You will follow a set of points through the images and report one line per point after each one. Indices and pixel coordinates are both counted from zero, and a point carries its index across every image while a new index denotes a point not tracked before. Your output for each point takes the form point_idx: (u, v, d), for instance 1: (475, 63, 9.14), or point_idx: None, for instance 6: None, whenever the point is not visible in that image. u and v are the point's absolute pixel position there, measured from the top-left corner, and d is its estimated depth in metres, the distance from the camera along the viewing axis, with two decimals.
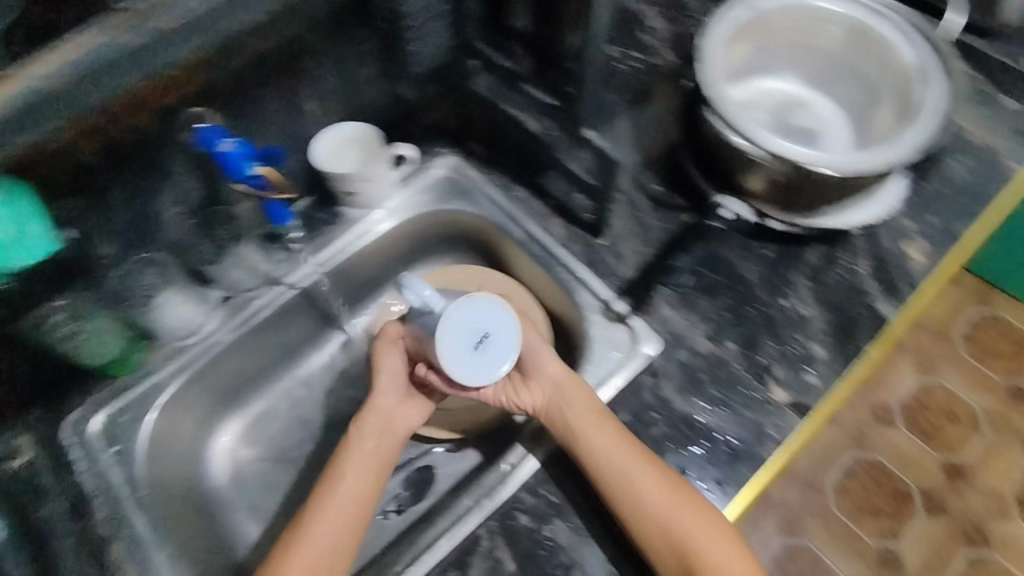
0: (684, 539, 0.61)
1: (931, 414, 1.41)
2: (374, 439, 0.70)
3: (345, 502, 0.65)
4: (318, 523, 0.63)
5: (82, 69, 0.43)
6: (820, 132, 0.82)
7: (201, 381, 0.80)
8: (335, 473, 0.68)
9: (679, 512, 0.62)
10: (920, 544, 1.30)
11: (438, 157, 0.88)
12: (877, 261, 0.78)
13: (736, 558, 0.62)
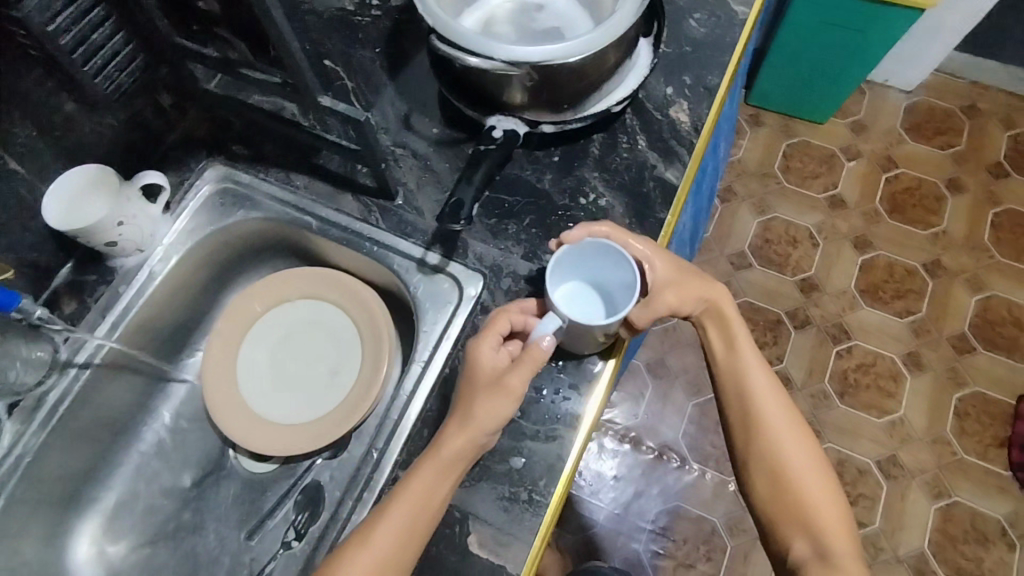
0: (753, 405, 0.70)
1: (777, 245, 1.56)
2: (477, 424, 0.60)
3: (419, 507, 0.58)
4: (395, 523, 0.58)
5: None
6: (567, 27, 0.83)
7: (22, 500, 0.71)
8: (429, 467, 0.60)
9: (770, 377, 0.71)
10: (800, 358, 1.46)
11: (202, 172, 0.83)
12: (649, 133, 0.82)
13: (795, 428, 0.69)
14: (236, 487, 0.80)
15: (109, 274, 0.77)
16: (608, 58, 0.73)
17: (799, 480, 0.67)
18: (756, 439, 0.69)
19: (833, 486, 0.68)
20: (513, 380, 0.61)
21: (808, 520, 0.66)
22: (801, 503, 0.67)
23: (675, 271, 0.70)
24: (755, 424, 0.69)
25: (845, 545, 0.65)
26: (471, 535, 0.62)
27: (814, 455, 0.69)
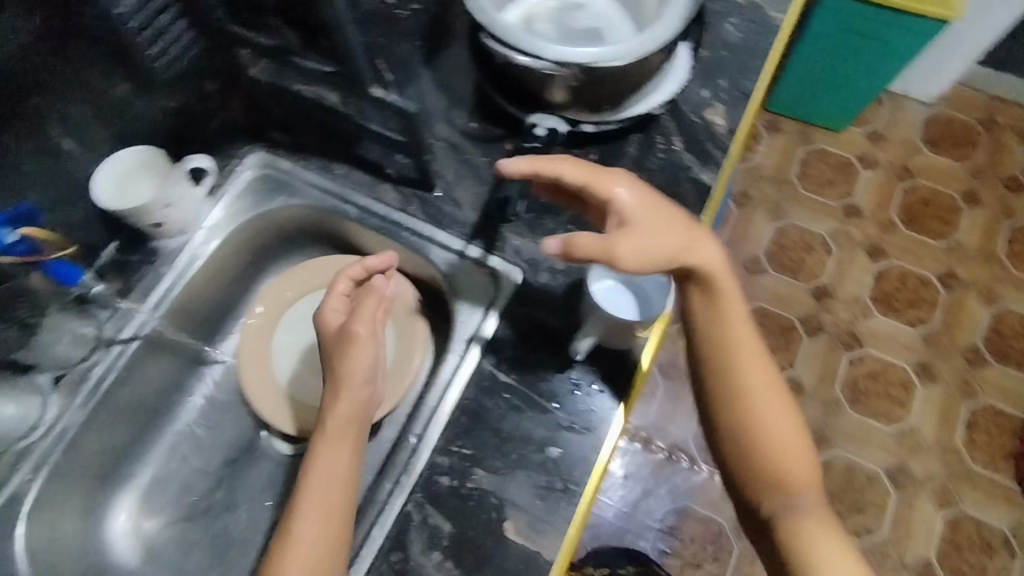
0: (730, 374, 0.64)
1: (791, 251, 1.56)
2: (347, 413, 0.64)
3: (336, 481, 0.60)
4: (326, 502, 0.59)
5: None
6: (605, 27, 0.84)
7: (65, 473, 0.72)
8: (319, 456, 0.62)
9: (752, 334, 0.65)
10: (811, 363, 1.47)
11: (243, 159, 0.84)
12: (686, 134, 0.83)
13: (772, 386, 0.64)
14: (269, 467, 0.82)
15: (153, 255, 0.79)
16: (649, 63, 0.74)
17: (772, 444, 0.62)
18: (739, 405, 0.63)
19: (807, 446, 0.64)
20: (353, 383, 0.65)
21: (779, 486, 0.61)
22: (773, 470, 0.62)
23: (646, 204, 0.62)
24: (735, 392, 0.63)
25: (823, 514, 0.60)
26: (508, 522, 0.64)
27: (791, 419, 0.64)
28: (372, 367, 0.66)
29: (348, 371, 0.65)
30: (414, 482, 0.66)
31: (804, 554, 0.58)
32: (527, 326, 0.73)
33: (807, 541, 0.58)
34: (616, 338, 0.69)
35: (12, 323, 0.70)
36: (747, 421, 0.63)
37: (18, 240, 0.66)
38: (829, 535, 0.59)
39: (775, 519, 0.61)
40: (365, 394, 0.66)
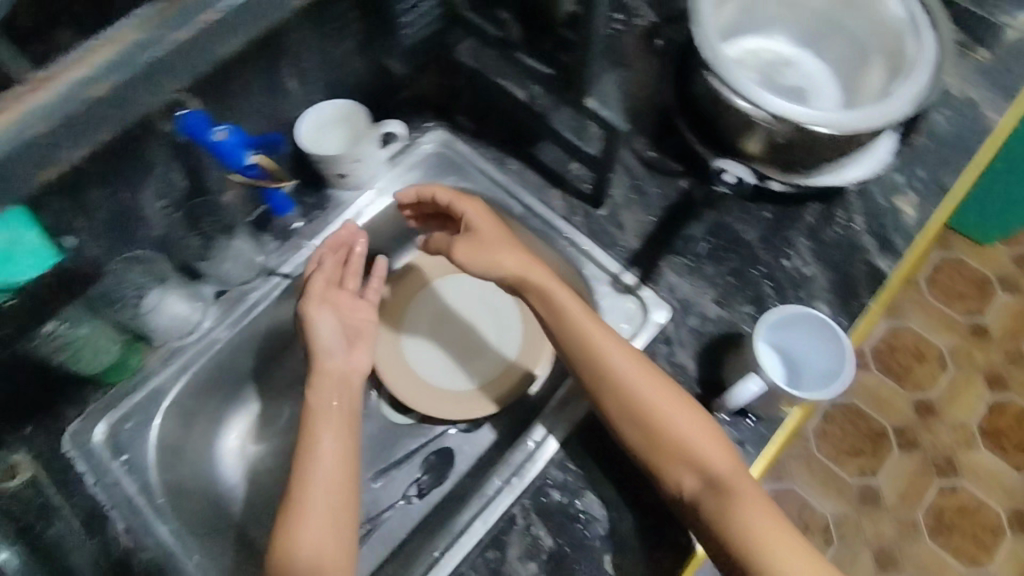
0: (606, 362, 0.66)
1: (900, 354, 1.46)
2: (332, 406, 0.68)
3: (332, 470, 0.63)
4: (329, 493, 0.62)
5: (40, 131, 0.34)
6: (810, 90, 0.81)
7: (204, 380, 0.77)
8: (310, 450, 0.64)
9: (599, 327, 0.68)
10: (896, 478, 1.36)
11: (426, 133, 0.86)
12: (870, 216, 0.80)
13: (648, 377, 0.66)
14: (374, 428, 0.85)
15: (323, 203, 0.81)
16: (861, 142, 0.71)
17: (682, 433, 0.63)
18: (624, 391, 0.65)
19: (727, 447, 0.64)
20: (328, 359, 0.71)
21: (699, 456, 0.62)
22: (685, 449, 0.63)
23: (493, 224, 0.74)
24: (607, 373, 0.66)
25: (754, 491, 0.62)
26: (609, 555, 0.64)
27: (692, 406, 0.65)
28: (338, 334, 0.73)
29: (350, 351, 0.74)
30: (522, 489, 0.67)
31: (736, 526, 0.60)
32: (667, 365, 0.72)
33: (734, 506, 0.60)
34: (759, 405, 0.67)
35: (196, 234, 0.75)
36: (627, 415, 0.65)
37: (254, 164, 0.69)
38: (760, 510, 0.61)
39: (710, 483, 0.62)
40: (342, 366, 0.72)
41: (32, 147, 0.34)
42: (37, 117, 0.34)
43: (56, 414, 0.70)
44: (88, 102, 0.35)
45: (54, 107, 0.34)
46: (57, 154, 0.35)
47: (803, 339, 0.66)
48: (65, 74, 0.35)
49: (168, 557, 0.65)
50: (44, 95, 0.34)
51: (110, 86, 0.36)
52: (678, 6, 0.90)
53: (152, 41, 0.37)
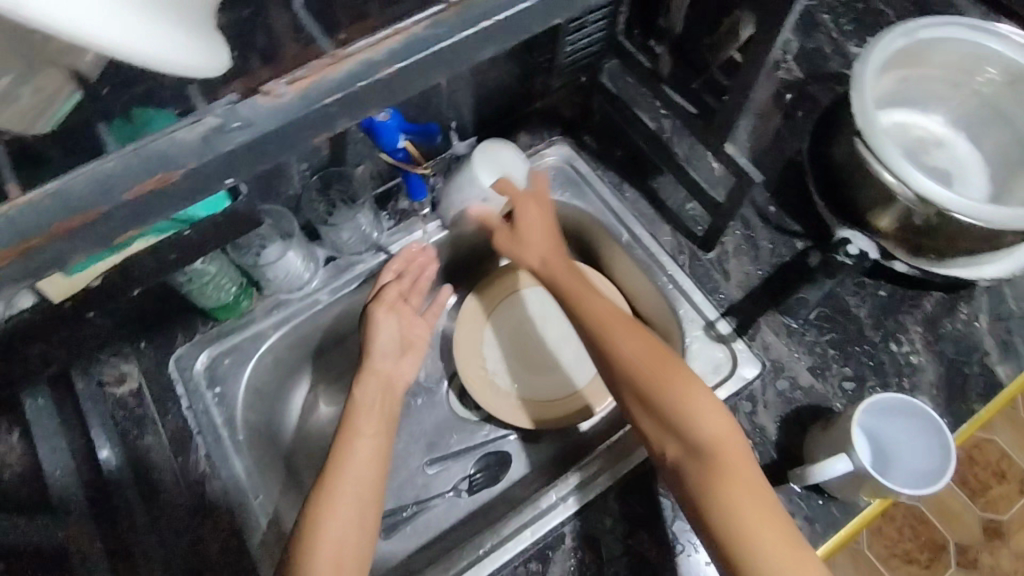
0: (602, 332, 0.65)
1: (979, 469, 1.20)
2: (375, 406, 0.70)
3: (368, 460, 0.65)
4: (360, 484, 0.63)
5: (231, 146, 0.30)
6: (958, 174, 0.78)
7: (300, 336, 0.81)
8: (349, 443, 0.66)
9: (610, 308, 0.66)
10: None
11: (551, 145, 0.87)
12: (995, 317, 0.76)
13: (676, 370, 0.61)
14: (438, 416, 0.87)
15: (443, 193, 0.83)
16: (1006, 241, 0.68)
17: (688, 405, 0.59)
18: (626, 363, 0.62)
19: (732, 427, 0.58)
20: (381, 360, 0.75)
21: (693, 429, 0.58)
22: (681, 417, 0.58)
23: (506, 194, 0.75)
24: (603, 345, 0.64)
25: (740, 456, 0.57)
26: None
27: (697, 382, 0.60)
28: (395, 341, 0.77)
29: (401, 359, 0.76)
30: (576, 512, 0.67)
31: (716, 494, 0.55)
32: (747, 423, 0.70)
33: (713, 476, 0.56)
34: (838, 488, 0.65)
35: (324, 199, 0.78)
36: (660, 417, 0.59)
37: (402, 148, 0.74)
38: (744, 489, 0.55)
39: (693, 454, 0.58)
40: (392, 370, 0.75)
41: (310, 120, 0.31)
42: (325, 91, 0.31)
43: (168, 335, 0.75)
44: (376, 83, 0.32)
45: (344, 84, 0.32)
46: (330, 124, 0.33)
47: (904, 429, 0.63)
48: (346, 66, 0.32)
49: (236, 489, 0.69)
50: (271, 102, 0.31)
51: (396, 70, 0.32)
52: (829, 67, 0.89)
53: (427, 36, 0.32)
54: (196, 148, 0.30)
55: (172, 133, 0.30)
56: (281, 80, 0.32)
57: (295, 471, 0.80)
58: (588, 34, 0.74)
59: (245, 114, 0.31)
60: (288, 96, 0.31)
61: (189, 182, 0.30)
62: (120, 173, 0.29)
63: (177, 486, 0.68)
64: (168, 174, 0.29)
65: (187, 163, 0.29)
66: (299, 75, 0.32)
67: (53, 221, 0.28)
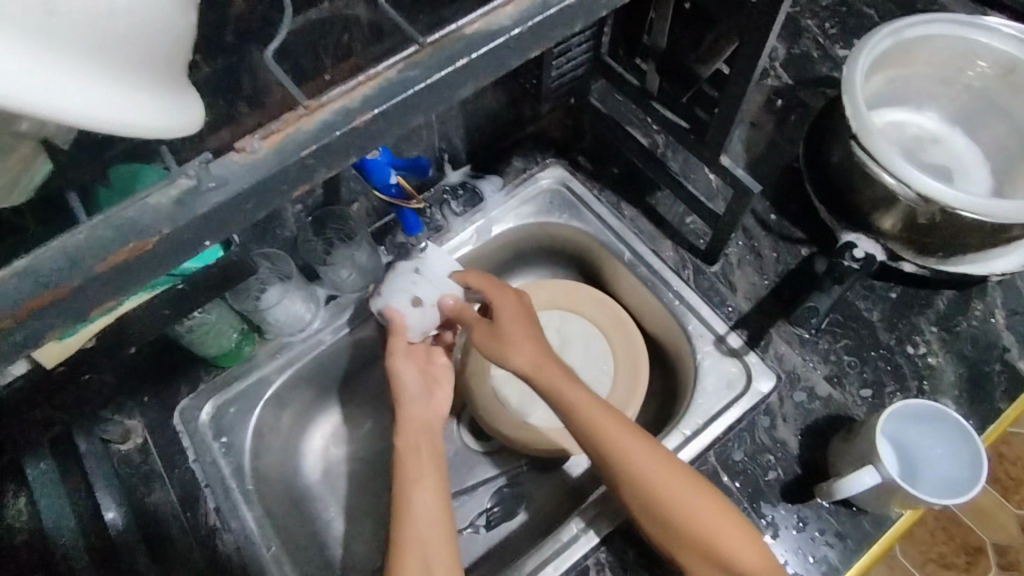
0: (627, 463, 0.62)
1: (1011, 465, 1.14)
2: (420, 445, 0.69)
3: (433, 525, 0.62)
4: (432, 529, 0.62)
5: (203, 208, 0.31)
6: (957, 170, 0.77)
7: (304, 378, 0.79)
8: (417, 488, 0.65)
9: (630, 431, 0.64)
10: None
11: (545, 168, 0.85)
12: (1013, 312, 0.74)
13: (688, 484, 0.60)
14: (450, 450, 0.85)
15: (439, 226, 0.83)
16: (1013, 235, 0.67)
17: (725, 540, 0.58)
18: (653, 495, 0.60)
19: (768, 558, 0.57)
20: (410, 406, 0.71)
21: (731, 564, 0.57)
22: (718, 552, 0.58)
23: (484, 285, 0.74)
24: (629, 476, 0.62)
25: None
26: None
27: (728, 514, 0.59)
28: (419, 382, 0.73)
29: (432, 398, 0.73)
30: (597, 543, 0.65)
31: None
32: (766, 438, 0.68)
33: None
34: (868, 501, 0.62)
35: (321, 238, 0.77)
36: (687, 541, 0.59)
37: (395, 184, 0.74)
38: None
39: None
40: (424, 412, 0.72)
41: (299, 162, 0.32)
42: (302, 143, 0.32)
43: (172, 388, 0.74)
44: (347, 132, 0.33)
45: (319, 135, 0.32)
46: (306, 173, 0.33)
47: (926, 437, 0.61)
48: (324, 114, 0.33)
49: (248, 544, 0.67)
50: (243, 160, 0.32)
51: (372, 115, 0.33)
52: (817, 72, 0.89)
53: (406, 80, 0.34)
54: (169, 213, 0.30)
55: (145, 198, 0.31)
56: (259, 133, 0.33)
57: (307, 518, 0.77)
58: (573, 58, 0.75)
59: (218, 174, 0.31)
60: (262, 151, 0.32)
61: (163, 248, 0.30)
62: (90, 247, 0.29)
63: (185, 541, 0.67)
64: (141, 242, 0.30)
65: (162, 229, 0.30)
66: (273, 128, 0.33)
67: (29, 298, 0.28)
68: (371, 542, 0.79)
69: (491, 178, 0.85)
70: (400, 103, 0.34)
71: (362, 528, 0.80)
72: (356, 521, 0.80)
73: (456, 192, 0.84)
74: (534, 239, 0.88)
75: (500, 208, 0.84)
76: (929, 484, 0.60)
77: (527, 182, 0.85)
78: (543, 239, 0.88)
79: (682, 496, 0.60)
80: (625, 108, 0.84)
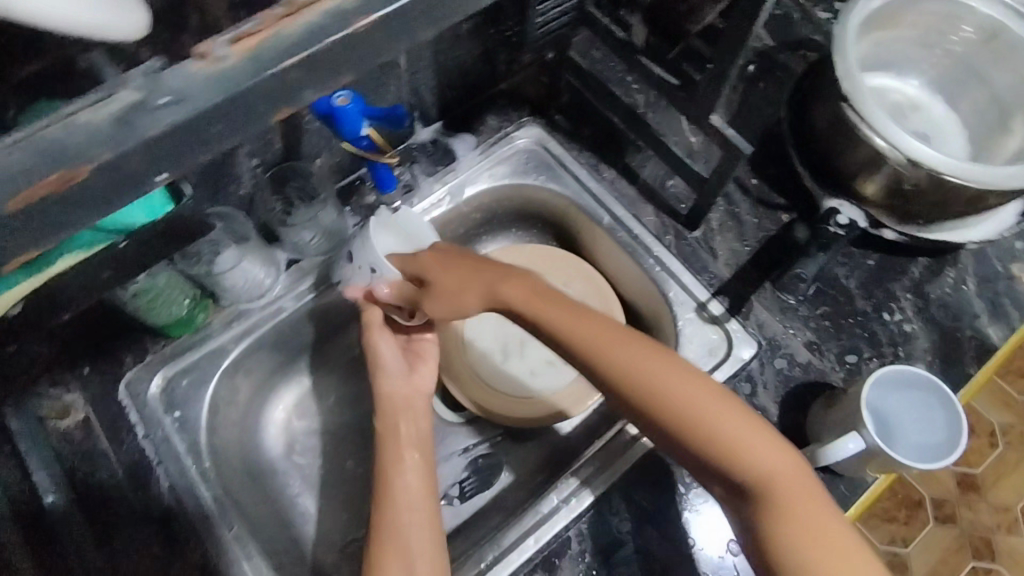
0: (617, 367, 0.55)
1: None
2: (404, 429, 0.65)
3: (419, 494, 0.60)
4: (413, 515, 0.59)
5: (154, 129, 0.26)
6: (936, 135, 0.77)
7: (265, 348, 0.74)
8: (395, 468, 0.62)
9: (614, 333, 0.57)
10: (926, 557, 1.09)
11: (521, 127, 0.81)
12: (982, 280, 0.75)
13: (679, 375, 0.54)
14: None
15: (409, 184, 0.78)
16: (991, 203, 0.67)
17: (737, 441, 0.52)
18: (652, 398, 0.54)
19: (793, 458, 0.52)
20: (390, 382, 0.67)
21: (739, 466, 0.51)
22: (729, 453, 0.52)
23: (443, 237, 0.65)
24: (609, 369, 0.55)
25: (805, 496, 0.50)
26: None
27: (739, 411, 0.53)
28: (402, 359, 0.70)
29: (413, 373, 0.69)
30: (579, 514, 0.64)
31: (785, 542, 0.49)
32: (747, 406, 0.68)
33: (778, 520, 0.49)
34: (846, 466, 0.62)
35: (280, 197, 0.71)
36: (691, 438, 0.53)
37: (365, 136, 0.67)
38: (817, 533, 0.49)
39: (745, 495, 0.52)
40: (406, 389, 0.68)
41: (263, 89, 0.27)
42: (284, 51, 0.27)
43: (115, 359, 0.67)
44: (346, 39, 0.28)
45: (306, 42, 0.28)
46: (287, 103, 0.29)
47: (907, 404, 0.62)
48: (320, 12, 0.28)
49: (207, 525, 0.63)
50: (206, 69, 0.27)
51: (373, 21, 0.28)
52: (799, 33, 0.86)
53: None
54: (110, 135, 0.25)
55: (77, 116, 0.26)
56: (227, 33, 0.28)
57: (270, 493, 0.73)
58: (559, 4, 0.69)
59: (171, 86, 0.27)
60: (231, 58, 0.27)
61: (103, 181, 0.26)
62: (4, 176, 0.24)
63: (135, 523, 0.62)
64: (74, 171, 0.25)
65: (100, 156, 0.25)
66: (246, 31, 0.28)
67: None
68: (340, 519, 0.75)
69: (464, 135, 0.80)
70: (399, 13, 0.29)
71: (328, 504, 0.75)
72: (321, 498, 0.75)
73: (426, 149, 0.80)
74: (511, 201, 0.83)
75: (471, 167, 0.79)
76: (913, 453, 0.59)
77: (500, 138, 0.80)
78: (518, 203, 0.83)
79: (677, 388, 0.54)
80: (603, 64, 0.81)
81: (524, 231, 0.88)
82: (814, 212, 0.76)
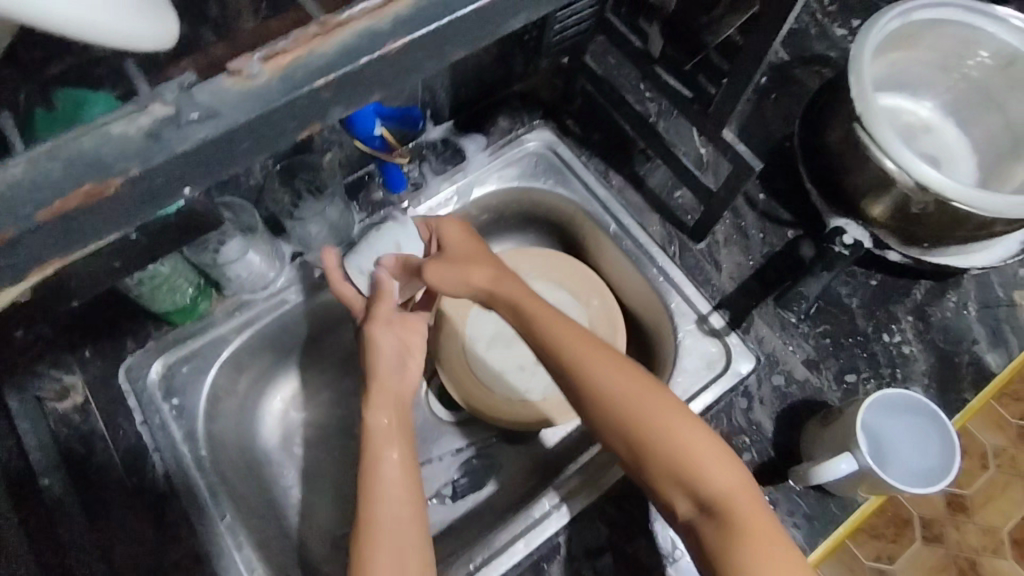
0: (591, 375, 0.57)
1: None
2: (391, 424, 0.65)
3: (402, 489, 0.60)
4: (398, 510, 0.59)
5: (184, 145, 0.26)
6: (945, 160, 0.77)
7: (265, 339, 0.74)
8: (374, 464, 0.62)
9: (590, 342, 0.59)
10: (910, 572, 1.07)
11: (532, 130, 0.81)
12: (983, 306, 0.75)
13: (647, 389, 0.57)
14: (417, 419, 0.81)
15: (417, 182, 0.78)
16: (997, 231, 0.68)
17: (697, 458, 0.54)
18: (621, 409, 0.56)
19: (748, 480, 0.54)
20: (385, 373, 0.67)
21: (700, 482, 0.53)
22: (693, 470, 0.53)
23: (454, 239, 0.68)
24: (582, 377, 0.57)
25: (758, 514, 0.52)
26: None
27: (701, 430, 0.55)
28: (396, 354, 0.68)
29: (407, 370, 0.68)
30: (570, 520, 0.64)
31: (741, 560, 0.50)
32: (743, 420, 0.68)
33: (731, 535, 0.51)
34: (836, 485, 0.63)
35: (288, 189, 0.71)
36: (653, 450, 0.54)
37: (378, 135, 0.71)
38: (766, 551, 0.50)
39: (702, 508, 0.53)
40: (397, 384, 0.67)
41: (296, 104, 0.28)
42: (317, 69, 0.27)
43: (116, 343, 0.68)
44: (379, 59, 0.28)
45: (339, 61, 0.28)
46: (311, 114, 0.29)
47: (900, 427, 0.62)
48: (354, 32, 0.28)
49: (200, 512, 0.63)
50: (240, 84, 0.27)
51: (407, 42, 0.29)
52: (813, 50, 0.86)
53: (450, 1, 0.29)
54: (140, 147, 0.26)
55: (107, 126, 0.26)
56: (264, 46, 0.28)
57: (264, 483, 0.73)
58: (578, 11, 0.69)
59: (202, 99, 0.27)
60: (263, 75, 0.27)
61: (128, 194, 0.26)
62: (26, 180, 0.25)
63: (130, 508, 0.62)
64: (102, 183, 0.25)
65: (130, 169, 0.25)
66: (280, 48, 0.28)
67: None
68: (332, 512, 0.75)
69: (475, 136, 0.80)
70: (432, 32, 0.29)
71: (320, 496, 0.76)
72: (313, 490, 0.76)
73: (436, 148, 0.79)
74: (518, 203, 0.83)
75: (479, 168, 0.79)
76: (903, 476, 0.60)
77: (511, 141, 0.80)
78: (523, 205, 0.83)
79: (644, 402, 0.56)
80: (617, 71, 0.81)
81: (528, 232, 0.88)
82: (820, 229, 0.76)
